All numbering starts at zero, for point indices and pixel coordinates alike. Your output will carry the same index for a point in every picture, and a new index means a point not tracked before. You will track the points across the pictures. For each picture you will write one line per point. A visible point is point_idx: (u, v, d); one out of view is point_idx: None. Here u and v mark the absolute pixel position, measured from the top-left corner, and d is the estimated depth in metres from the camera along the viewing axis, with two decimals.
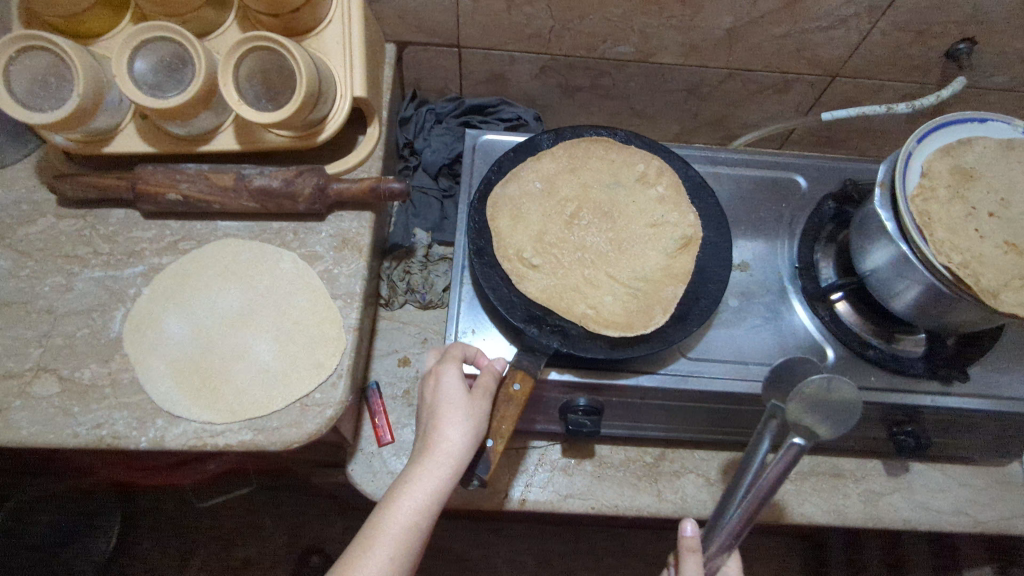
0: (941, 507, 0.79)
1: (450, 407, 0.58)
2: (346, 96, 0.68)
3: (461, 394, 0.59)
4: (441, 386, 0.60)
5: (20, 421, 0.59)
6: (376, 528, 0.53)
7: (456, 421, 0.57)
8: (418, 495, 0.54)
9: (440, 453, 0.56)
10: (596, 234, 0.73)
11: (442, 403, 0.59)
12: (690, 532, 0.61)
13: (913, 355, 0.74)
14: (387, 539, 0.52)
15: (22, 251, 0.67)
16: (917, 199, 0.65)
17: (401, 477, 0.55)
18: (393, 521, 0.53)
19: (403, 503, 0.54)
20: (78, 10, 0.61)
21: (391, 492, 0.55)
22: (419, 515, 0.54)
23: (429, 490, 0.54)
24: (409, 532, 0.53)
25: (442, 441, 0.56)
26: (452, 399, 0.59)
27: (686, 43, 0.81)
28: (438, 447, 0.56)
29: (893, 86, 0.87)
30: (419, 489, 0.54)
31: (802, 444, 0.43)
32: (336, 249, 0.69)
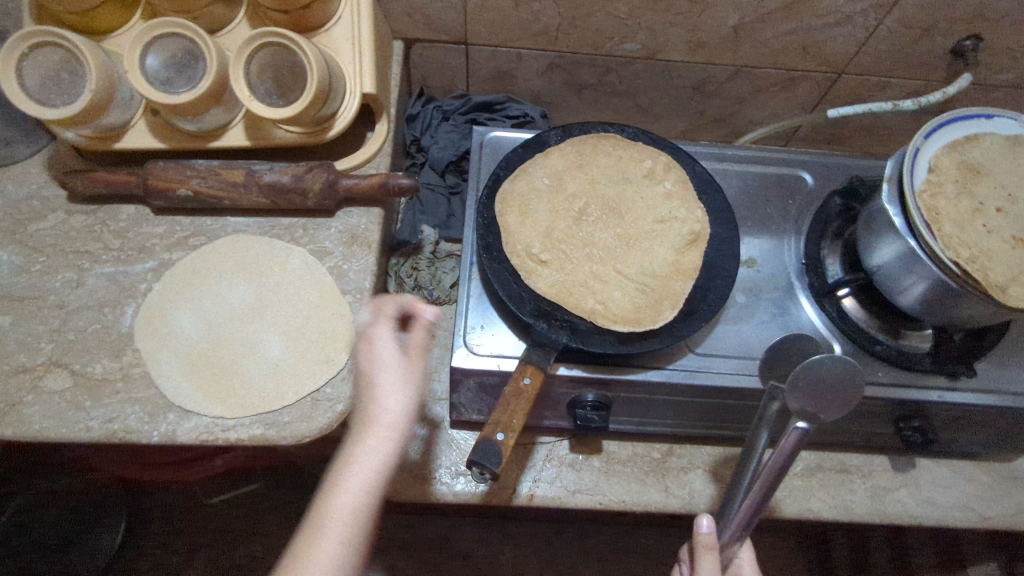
0: (948, 502, 0.79)
1: (384, 367, 0.53)
2: (356, 92, 0.68)
3: (396, 357, 0.54)
4: (374, 351, 0.54)
5: (33, 415, 0.59)
6: (319, 516, 0.47)
7: (394, 387, 0.52)
8: (362, 473, 0.49)
9: (381, 421, 0.51)
10: (604, 230, 0.73)
11: (374, 365, 0.53)
12: (706, 529, 0.61)
13: (920, 350, 0.74)
14: (333, 524, 0.47)
15: (33, 247, 0.67)
16: (925, 194, 0.65)
17: (342, 455, 0.50)
18: (337, 507, 0.47)
19: (347, 483, 0.48)
20: (90, 7, 0.61)
21: (332, 473, 0.49)
22: (366, 495, 0.48)
23: (374, 465, 0.49)
24: (357, 516, 0.48)
25: (381, 411, 0.51)
26: (387, 363, 0.53)
27: (693, 40, 0.82)
28: (378, 418, 0.51)
29: (899, 83, 0.87)
30: (362, 466, 0.49)
31: (804, 430, 0.50)
32: (345, 244, 0.70)
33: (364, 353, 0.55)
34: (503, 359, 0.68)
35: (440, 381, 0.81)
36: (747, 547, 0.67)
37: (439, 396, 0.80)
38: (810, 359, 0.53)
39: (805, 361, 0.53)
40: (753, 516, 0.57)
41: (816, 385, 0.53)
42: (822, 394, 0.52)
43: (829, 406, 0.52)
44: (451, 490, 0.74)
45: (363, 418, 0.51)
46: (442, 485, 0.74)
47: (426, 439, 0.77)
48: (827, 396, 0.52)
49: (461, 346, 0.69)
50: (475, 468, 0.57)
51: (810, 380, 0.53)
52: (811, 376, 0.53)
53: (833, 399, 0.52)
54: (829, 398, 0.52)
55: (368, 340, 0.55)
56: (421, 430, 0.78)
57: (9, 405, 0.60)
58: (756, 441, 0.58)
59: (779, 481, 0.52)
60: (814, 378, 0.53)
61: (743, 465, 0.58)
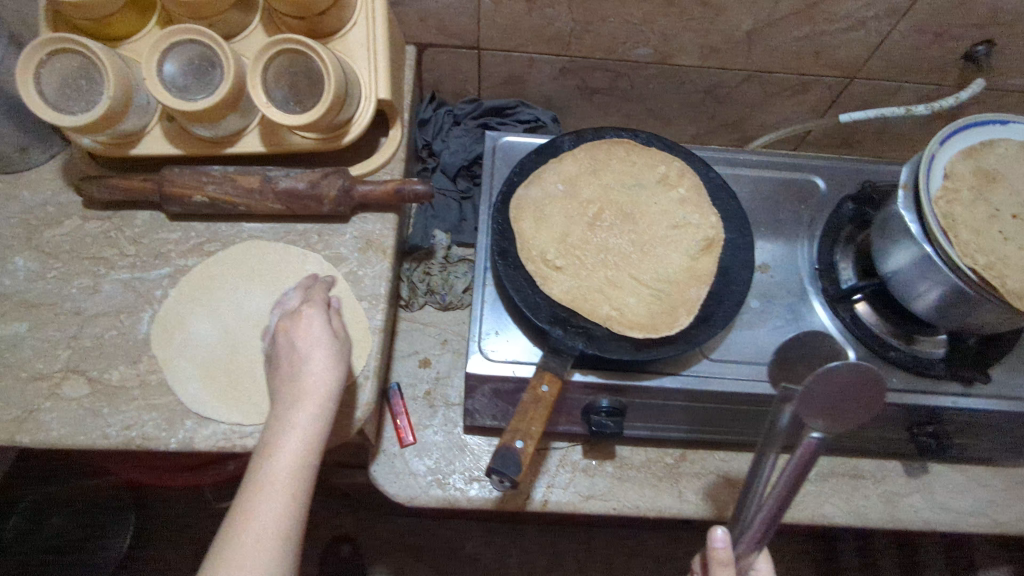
0: (960, 508, 0.79)
1: (316, 345, 0.57)
2: (371, 98, 0.68)
3: (326, 335, 0.58)
4: (304, 333, 0.58)
5: (51, 423, 0.60)
6: (258, 479, 0.50)
7: (324, 357, 0.57)
8: (295, 442, 0.52)
9: (313, 392, 0.54)
10: (619, 236, 0.73)
11: (307, 344, 0.57)
12: (721, 543, 0.59)
13: (934, 356, 0.74)
14: (274, 486, 0.50)
15: (49, 252, 0.67)
16: (940, 201, 0.65)
17: (274, 424, 0.53)
18: (276, 470, 0.50)
19: (282, 446, 0.52)
20: (107, 13, 0.61)
21: (266, 442, 0.52)
22: (300, 458, 0.52)
23: (307, 429, 0.53)
24: (294, 479, 0.51)
25: (312, 379, 0.55)
26: (317, 339, 0.58)
27: (705, 45, 0.82)
28: (309, 386, 0.54)
29: (911, 88, 0.87)
30: (296, 429, 0.52)
31: (819, 439, 0.50)
32: (360, 250, 0.70)
33: (289, 333, 0.58)
34: (519, 365, 0.68)
35: (453, 386, 0.81)
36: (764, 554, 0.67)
37: (453, 401, 0.80)
38: (824, 366, 0.51)
39: (820, 367, 0.51)
40: (768, 527, 0.57)
41: (831, 392, 0.51)
42: (840, 404, 0.50)
43: (852, 417, 0.50)
44: (465, 495, 0.74)
45: (294, 387, 0.55)
46: (457, 490, 0.74)
47: (439, 445, 0.77)
48: (847, 406, 0.50)
49: (476, 351, 0.69)
50: (495, 477, 0.57)
51: (825, 389, 0.51)
52: (826, 384, 0.51)
53: (856, 408, 0.50)
54: (850, 408, 0.50)
55: (294, 322, 0.59)
56: (434, 436, 0.78)
57: (27, 412, 0.60)
58: (766, 453, 0.57)
59: (795, 490, 0.51)
60: (830, 384, 0.51)
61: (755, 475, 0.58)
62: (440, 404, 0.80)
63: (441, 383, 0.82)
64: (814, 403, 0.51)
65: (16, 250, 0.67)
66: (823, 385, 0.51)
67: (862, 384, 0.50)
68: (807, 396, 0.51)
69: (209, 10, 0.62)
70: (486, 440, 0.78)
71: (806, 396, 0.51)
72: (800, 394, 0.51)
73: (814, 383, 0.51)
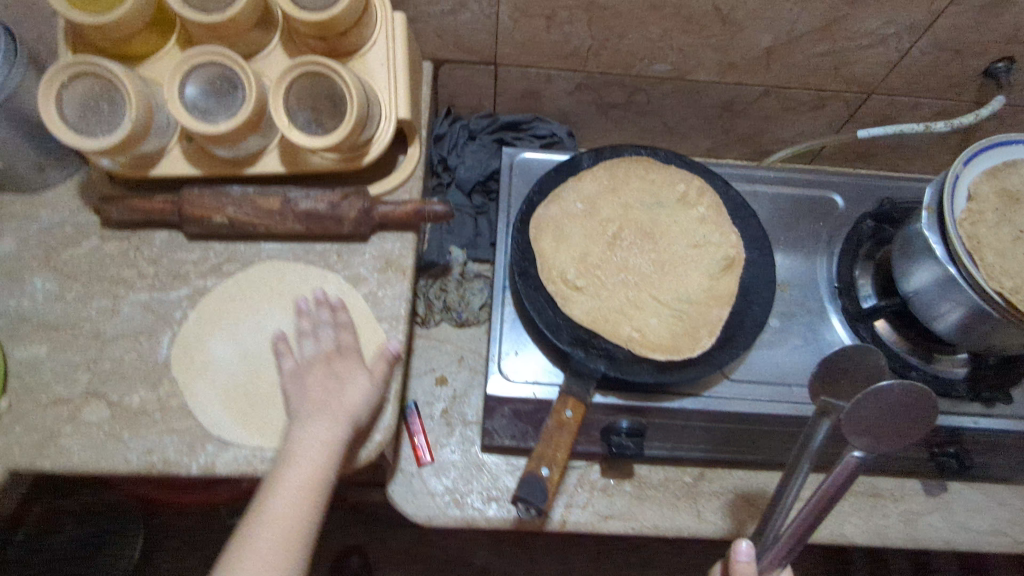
0: (980, 527, 0.79)
1: (345, 370, 0.61)
2: (392, 117, 0.68)
3: (363, 376, 0.62)
4: (335, 357, 0.62)
5: (72, 447, 0.59)
6: (279, 487, 0.54)
7: (358, 393, 0.60)
8: (313, 455, 0.56)
9: (337, 411, 0.58)
10: (639, 255, 0.72)
11: (339, 368, 0.62)
12: (745, 557, 0.58)
13: (955, 376, 0.74)
14: (293, 495, 0.54)
15: (68, 274, 0.67)
16: (964, 222, 0.65)
17: (299, 438, 0.57)
18: (293, 478, 0.55)
19: (304, 460, 0.55)
20: (128, 34, 0.61)
21: (288, 453, 0.56)
22: (316, 470, 0.55)
23: (330, 447, 0.56)
24: (309, 489, 0.54)
25: (342, 408, 0.59)
26: (355, 379, 0.61)
27: (724, 61, 0.81)
28: (338, 411, 0.58)
29: (929, 104, 0.86)
30: (319, 447, 0.56)
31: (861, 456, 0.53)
32: (380, 270, 0.70)
33: (326, 365, 0.62)
34: (540, 387, 0.68)
35: (471, 404, 0.81)
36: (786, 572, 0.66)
37: (470, 419, 0.80)
38: (874, 387, 0.52)
39: (871, 387, 0.52)
40: (796, 540, 0.58)
41: (877, 411, 0.53)
42: (881, 422, 0.53)
43: (894, 434, 0.53)
44: (484, 515, 0.73)
45: (322, 410, 0.58)
46: (475, 510, 0.73)
47: (457, 464, 0.76)
48: (889, 424, 0.53)
49: (495, 372, 0.69)
50: (522, 505, 0.58)
51: (871, 407, 0.53)
52: (872, 402, 0.53)
53: (896, 424, 0.53)
54: (892, 427, 0.53)
55: (333, 360, 0.62)
56: (452, 454, 0.77)
57: (48, 437, 0.60)
58: (796, 467, 0.58)
59: (830, 506, 0.53)
60: (877, 404, 0.53)
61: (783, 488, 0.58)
62: (457, 422, 0.79)
63: (458, 401, 0.81)
64: (859, 420, 0.53)
65: (34, 271, 0.67)
66: (871, 404, 0.52)
67: (908, 403, 0.52)
68: (853, 412, 0.53)
69: (230, 31, 0.61)
70: (505, 459, 0.76)
71: (852, 413, 0.53)
72: (847, 412, 0.53)
73: (862, 401, 0.52)
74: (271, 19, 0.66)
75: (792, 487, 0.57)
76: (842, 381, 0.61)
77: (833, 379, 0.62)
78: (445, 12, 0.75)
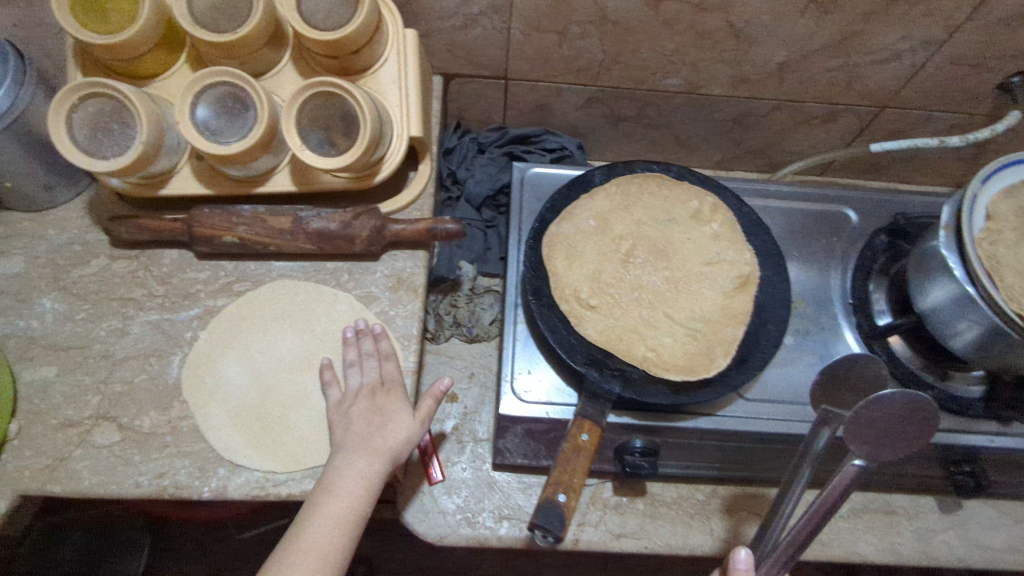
0: (995, 545, 0.78)
1: (391, 406, 0.61)
2: (404, 136, 0.67)
3: (407, 413, 0.61)
4: (381, 391, 0.62)
5: (82, 471, 0.59)
6: (316, 515, 0.53)
7: (402, 431, 0.59)
8: (353, 488, 0.55)
9: (382, 447, 0.58)
10: (652, 273, 0.72)
11: (387, 402, 0.61)
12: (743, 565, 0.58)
13: (971, 395, 0.73)
14: (330, 527, 0.53)
15: (77, 294, 0.67)
16: (984, 242, 0.64)
17: (339, 469, 0.56)
18: (331, 509, 0.54)
19: (344, 492, 0.55)
20: (138, 54, 0.60)
21: (327, 482, 0.56)
22: (355, 504, 0.54)
23: (371, 482, 0.56)
24: (346, 522, 0.54)
25: (386, 444, 0.58)
26: (400, 416, 0.60)
27: (736, 75, 0.80)
28: (382, 447, 0.58)
29: (943, 117, 0.86)
30: (358, 480, 0.55)
31: (863, 465, 0.49)
32: (391, 289, 0.69)
33: (369, 398, 0.61)
34: (553, 407, 0.68)
35: (482, 422, 0.80)
36: None
37: (481, 436, 0.79)
38: (876, 394, 0.49)
39: (873, 395, 0.49)
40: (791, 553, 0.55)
41: (881, 422, 0.49)
42: (886, 432, 0.49)
43: (899, 446, 0.50)
44: (495, 534, 0.72)
45: (366, 444, 0.58)
46: (486, 529, 0.72)
47: (468, 483, 0.75)
48: (894, 435, 0.50)
49: (508, 392, 0.68)
50: (539, 532, 0.57)
51: (873, 417, 0.50)
52: (874, 412, 0.49)
53: (898, 436, 0.50)
54: (896, 437, 0.50)
55: (377, 394, 0.61)
56: (463, 472, 0.76)
57: (58, 461, 0.59)
58: (796, 476, 0.56)
59: (827, 518, 0.51)
60: (881, 414, 0.49)
61: (782, 496, 0.57)
62: (468, 440, 0.79)
63: (468, 418, 0.81)
64: (862, 430, 0.50)
65: (43, 291, 0.66)
66: (872, 414, 0.49)
67: (911, 414, 0.49)
68: (856, 422, 0.50)
69: (241, 51, 0.61)
70: (516, 476, 0.76)
71: (854, 422, 0.50)
72: (849, 421, 0.49)
73: (865, 410, 0.49)
74: (282, 37, 0.65)
75: (792, 497, 0.56)
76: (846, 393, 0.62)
77: (837, 391, 0.62)
78: (457, 27, 0.74)
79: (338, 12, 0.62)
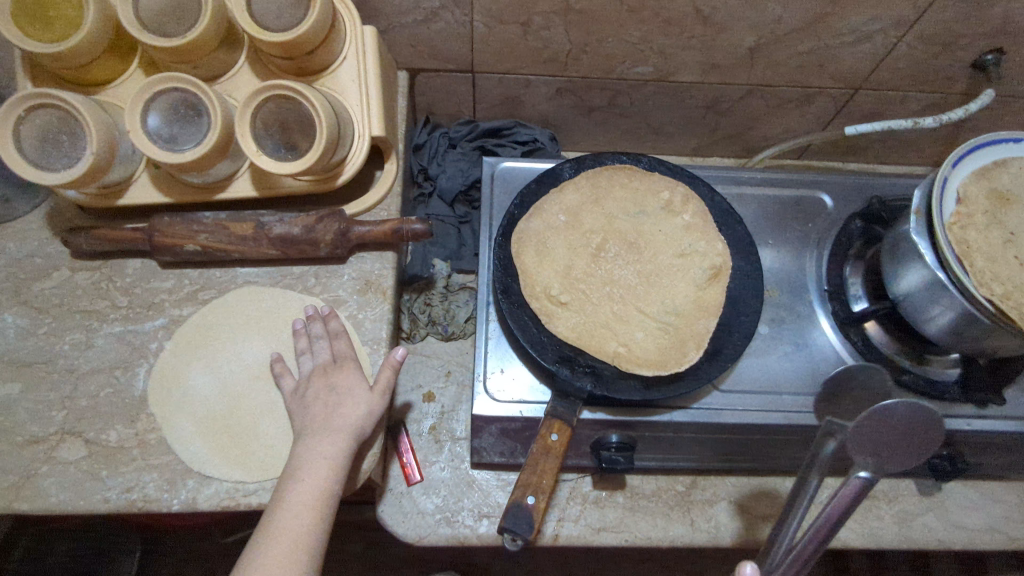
0: (974, 525, 0.78)
1: (345, 387, 0.60)
2: (365, 135, 0.66)
3: (364, 388, 0.61)
4: (335, 372, 0.61)
5: (49, 488, 0.58)
6: (285, 505, 0.54)
7: (357, 403, 0.59)
8: (317, 469, 0.55)
9: (339, 426, 0.58)
10: (624, 267, 0.71)
11: (339, 385, 0.60)
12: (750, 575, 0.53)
13: (947, 378, 0.72)
14: (300, 509, 0.53)
15: (39, 308, 0.66)
16: (954, 227, 0.63)
17: (302, 454, 0.56)
18: (299, 493, 0.54)
19: (309, 476, 0.55)
20: (87, 61, 0.59)
21: (293, 471, 0.56)
22: (321, 483, 0.54)
23: (334, 460, 0.56)
24: (316, 501, 0.54)
25: (346, 420, 0.58)
26: (353, 390, 0.60)
27: (706, 62, 0.79)
28: (341, 424, 0.58)
29: (917, 97, 0.84)
30: (322, 461, 0.55)
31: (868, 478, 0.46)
32: (359, 292, 0.68)
33: (324, 378, 0.61)
34: (527, 405, 0.67)
35: (459, 420, 0.80)
36: None
37: (459, 435, 0.79)
38: (879, 406, 0.47)
39: (873, 406, 0.46)
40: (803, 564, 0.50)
41: (883, 433, 0.47)
42: (889, 446, 0.47)
43: (902, 457, 0.47)
44: (475, 533, 0.72)
45: (326, 424, 0.58)
46: (466, 528, 0.72)
47: (446, 482, 0.75)
48: (897, 447, 0.47)
49: (481, 392, 0.68)
50: (505, 534, 0.57)
51: (876, 428, 0.47)
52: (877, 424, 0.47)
53: (901, 445, 0.47)
54: (897, 448, 0.47)
55: (331, 372, 0.61)
56: (441, 472, 0.76)
57: (25, 479, 0.59)
58: (805, 485, 0.52)
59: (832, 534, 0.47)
60: (884, 425, 0.47)
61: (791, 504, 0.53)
62: (445, 440, 0.79)
63: (446, 417, 0.81)
64: (865, 440, 0.47)
65: (4, 307, 0.66)
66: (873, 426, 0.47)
67: (915, 426, 0.46)
68: (858, 433, 0.47)
69: (192, 54, 0.59)
70: (495, 474, 0.76)
71: (856, 434, 0.47)
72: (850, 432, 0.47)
73: (866, 423, 0.47)
74: (236, 38, 0.63)
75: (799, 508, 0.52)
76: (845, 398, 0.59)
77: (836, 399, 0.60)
78: (418, 22, 0.73)
79: (291, 11, 0.60)
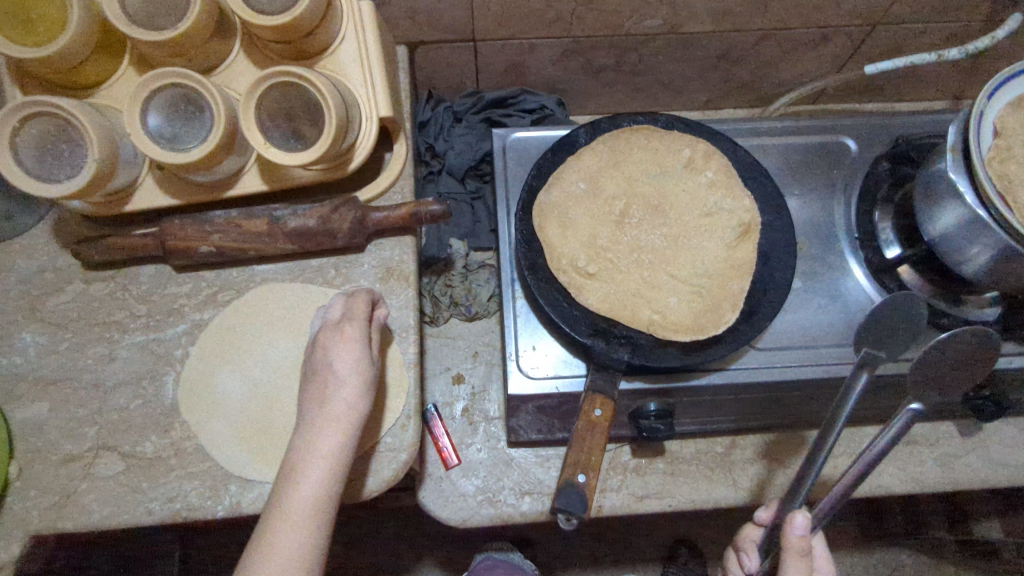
0: (1017, 462, 0.78)
1: (343, 365, 0.55)
2: (373, 118, 0.63)
3: (365, 365, 0.56)
4: (331, 347, 0.56)
5: (92, 504, 0.58)
6: (282, 508, 0.51)
7: (357, 384, 0.55)
8: (315, 469, 0.52)
9: (337, 418, 0.54)
10: (649, 232, 0.69)
11: (336, 363, 0.56)
12: (802, 529, 0.54)
13: (987, 319, 0.71)
14: (297, 516, 0.51)
15: (57, 323, 0.64)
16: (993, 161, 0.61)
17: (300, 450, 0.53)
18: (297, 496, 0.51)
19: (307, 478, 0.52)
20: (76, 62, 0.56)
21: (291, 467, 0.53)
22: (319, 485, 0.52)
23: (333, 457, 0.53)
24: (312, 505, 0.51)
25: (347, 407, 0.54)
26: (353, 364, 0.56)
27: (718, 10, 0.75)
28: (339, 414, 0.54)
29: (937, 29, 0.81)
30: (319, 459, 0.52)
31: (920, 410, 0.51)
32: (382, 280, 0.66)
33: (322, 353, 0.57)
34: (562, 381, 0.66)
35: (491, 400, 0.79)
36: (766, 505, 0.65)
37: (492, 415, 0.78)
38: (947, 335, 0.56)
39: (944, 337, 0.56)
40: (847, 488, 0.54)
41: (941, 364, 0.57)
42: (946, 369, 0.57)
43: (959, 380, 0.57)
44: (519, 511, 0.71)
45: (325, 411, 0.54)
46: (509, 507, 0.71)
47: (485, 463, 0.74)
48: (957, 371, 0.57)
49: (515, 370, 0.67)
50: (561, 513, 0.58)
51: (938, 357, 0.56)
52: (940, 354, 0.56)
53: (971, 370, 0.57)
54: (956, 374, 0.57)
55: (329, 341, 0.57)
56: (478, 453, 0.75)
57: (66, 497, 0.58)
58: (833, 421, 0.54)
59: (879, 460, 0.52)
60: (943, 358, 0.56)
61: (819, 440, 0.55)
62: (480, 420, 0.78)
63: (477, 398, 0.80)
64: (926, 372, 0.57)
65: (21, 325, 0.64)
66: (936, 356, 0.56)
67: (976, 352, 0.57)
68: (920, 366, 0.56)
69: (187, 45, 0.56)
70: (533, 451, 0.74)
71: (922, 362, 0.56)
72: (918, 362, 0.56)
73: (935, 351, 0.56)
74: (228, 25, 0.60)
75: (828, 441, 0.54)
76: (884, 329, 0.61)
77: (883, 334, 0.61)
78: None
79: None
